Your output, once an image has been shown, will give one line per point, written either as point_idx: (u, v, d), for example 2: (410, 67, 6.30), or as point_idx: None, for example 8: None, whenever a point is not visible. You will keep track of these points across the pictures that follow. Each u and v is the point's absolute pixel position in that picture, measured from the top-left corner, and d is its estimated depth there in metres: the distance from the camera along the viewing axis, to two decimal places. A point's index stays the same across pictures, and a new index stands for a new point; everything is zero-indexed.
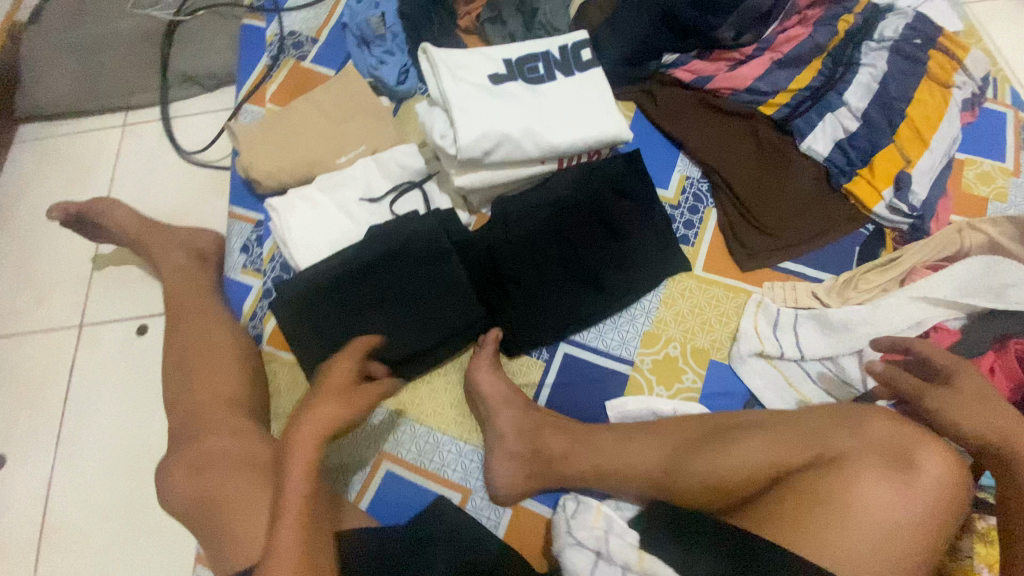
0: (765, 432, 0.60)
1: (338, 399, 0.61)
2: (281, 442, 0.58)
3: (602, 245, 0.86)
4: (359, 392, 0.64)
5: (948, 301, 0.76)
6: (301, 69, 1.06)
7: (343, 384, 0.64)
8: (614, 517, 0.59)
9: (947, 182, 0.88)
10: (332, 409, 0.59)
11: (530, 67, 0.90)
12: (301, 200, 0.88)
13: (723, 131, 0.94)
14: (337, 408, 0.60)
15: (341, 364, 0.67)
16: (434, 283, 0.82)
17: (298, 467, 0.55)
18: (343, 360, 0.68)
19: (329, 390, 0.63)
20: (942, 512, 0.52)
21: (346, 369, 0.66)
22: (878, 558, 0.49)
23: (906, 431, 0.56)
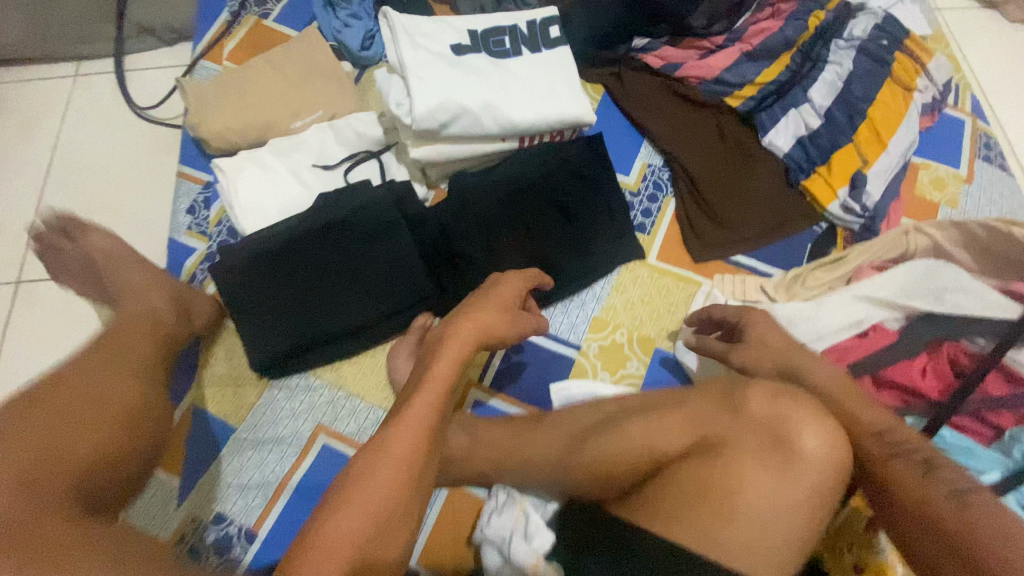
0: (651, 417, 0.57)
1: (503, 315, 0.61)
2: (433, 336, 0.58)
3: (558, 227, 0.84)
4: (520, 316, 0.64)
5: (890, 300, 0.76)
6: (263, 27, 1.02)
7: (512, 300, 0.64)
8: (531, 516, 0.62)
9: (901, 185, 0.88)
10: (494, 319, 0.59)
11: (495, 40, 0.87)
12: (251, 162, 0.85)
13: (688, 121, 0.94)
14: (501, 320, 0.60)
15: (512, 280, 0.67)
16: (383, 258, 0.80)
17: (454, 351, 0.54)
18: (513, 278, 0.67)
19: (499, 304, 0.62)
20: (830, 494, 0.51)
21: (517, 288, 0.66)
22: (764, 550, 0.48)
23: (786, 403, 0.54)
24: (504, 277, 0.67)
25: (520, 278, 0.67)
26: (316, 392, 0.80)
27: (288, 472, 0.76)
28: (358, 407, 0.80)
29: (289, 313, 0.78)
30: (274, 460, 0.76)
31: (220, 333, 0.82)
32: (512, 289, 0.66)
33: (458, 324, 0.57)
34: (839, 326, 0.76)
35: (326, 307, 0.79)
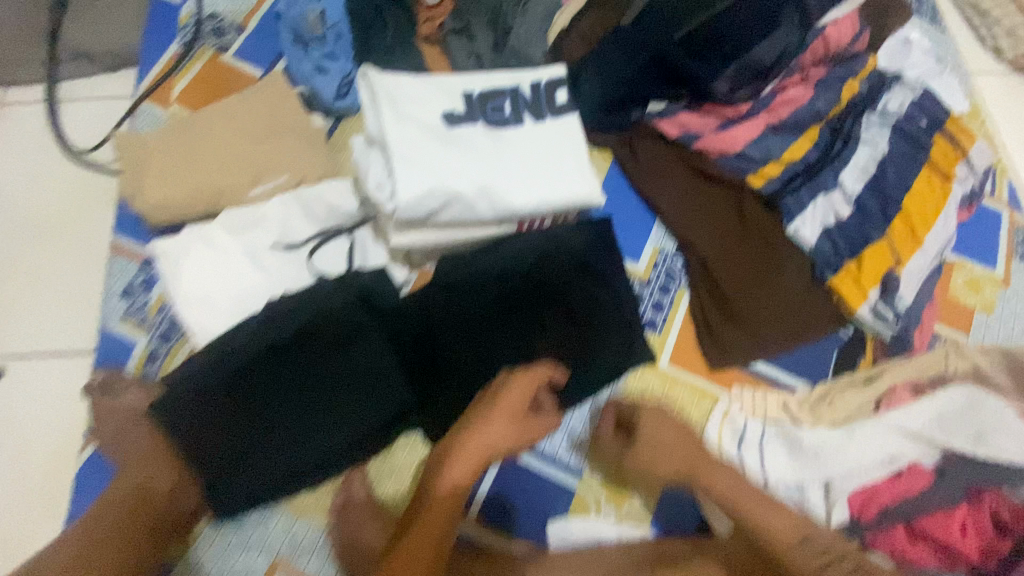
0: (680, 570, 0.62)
1: (509, 422, 0.60)
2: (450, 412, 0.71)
3: (560, 332, 0.73)
4: (532, 423, 0.62)
5: (923, 436, 0.69)
6: (220, 63, 0.87)
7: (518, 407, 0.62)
8: None
9: (935, 286, 0.81)
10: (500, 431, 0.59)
11: (494, 105, 0.75)
12: (200, 242, 0.72)
13: (704, 203, 0.84)
14: (506, 434, 0.60)
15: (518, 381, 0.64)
16: (355, 369, 0.69)
17: (465, 462, 0.57)
18: (519, 378, 0.64)
19: (508, 415, 0.61)
20: None
21: (523, 390, 0.63)
22: None
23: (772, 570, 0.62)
24: (508, 378, 0.64)
25: (530, 379, 0.64)
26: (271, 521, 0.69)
27: None
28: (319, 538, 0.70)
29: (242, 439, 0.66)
30: None
31: None
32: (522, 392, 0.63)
33: (462, 438, 0.59)
34: (872, 461, 0.69)
35: (287, 431, 0.67)
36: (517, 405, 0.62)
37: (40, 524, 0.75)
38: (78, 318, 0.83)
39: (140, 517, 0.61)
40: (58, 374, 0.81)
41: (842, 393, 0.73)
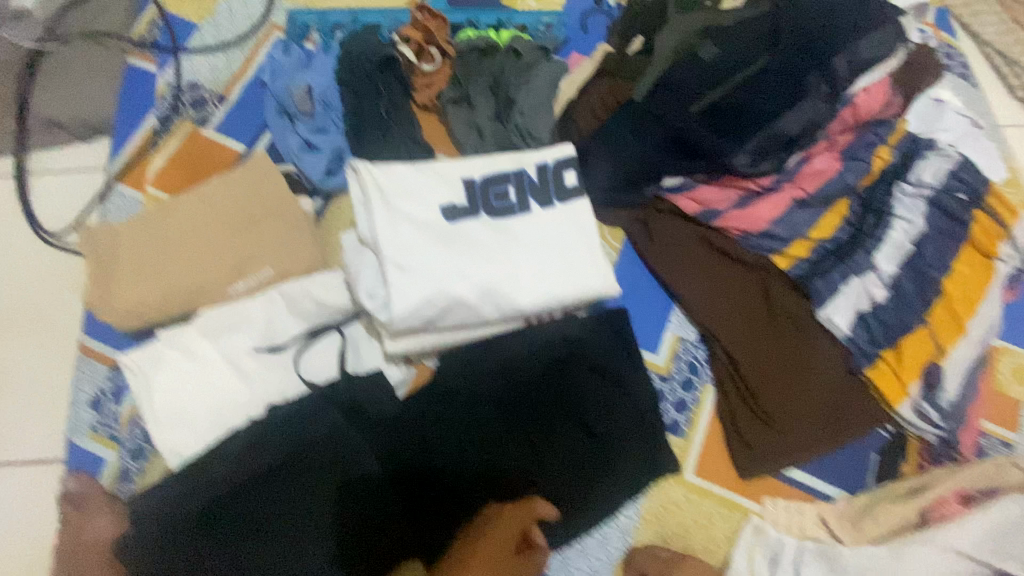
0: None
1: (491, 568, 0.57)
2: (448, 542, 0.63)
3: (574, 446, 0.66)
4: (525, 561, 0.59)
5: (977, 559, 0.60)
6: (201, 138, 0.81)
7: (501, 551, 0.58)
8: None
9: (982, 378, 0.74)
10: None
11: (497, 191, 0.69)
12: (173, 350, 0.65)
13: (727, 286, 0.77)
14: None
15: (506, 517, 0.61)
16: (342, 498, 0.61)
17: None
18: (508, 512, 0.61)
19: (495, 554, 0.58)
20: None
21: (510, 528, 0.60)
22: None
23: None
24: (497, 511, 0.61)
25: (521, 511, 0.61)
26: None
27: None
28: None
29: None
30: None
31: None
32: (505, 533, 0.59)
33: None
34: None
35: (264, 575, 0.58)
36: (503, 545, 0.59)
37: None
38: (48, 422, 0.76)
39: None
40: (24, 487, 0.74)
41: (885, 505, 0.66)
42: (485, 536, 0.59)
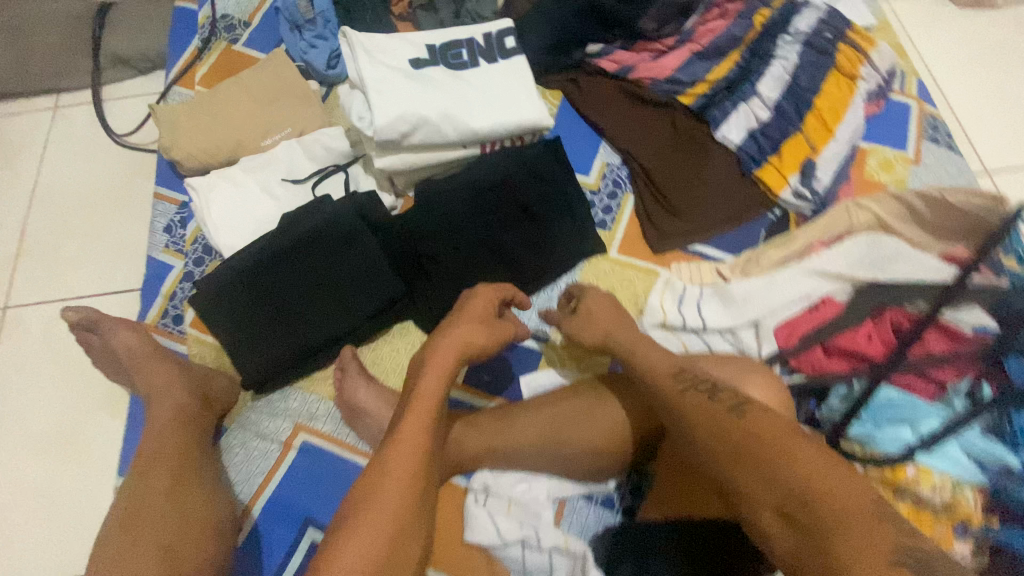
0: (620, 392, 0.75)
1: (480, 325, 0.70)
2: (433, 298, 0.85)
3: (523, 228, 0.88)
4: (496, 325, 0.72)
5: (840, 274, 0.79)
6: (232, 52, 1.06)
7: (484, 311, 0.71)
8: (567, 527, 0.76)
9: (850, 168, 0.92)
10: (472, 331, 0.68)
11: (453, 53, 0.91)
12: (222, 180, 0.89)
13: (643, 121, 0.97)
14: (476, 333, 0.69)
15: (482, 293, 0.73)
16: (351, 264, 0.84)
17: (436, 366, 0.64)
18: (484, 290, 0.74)
19: (476, 316, 0.70)
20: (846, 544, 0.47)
21: (487, 299, 0.72)
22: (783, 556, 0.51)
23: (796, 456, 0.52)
24: (472, 291, 0.73)
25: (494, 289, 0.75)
26: (288, 398, 0.85)
27: (266, 478, 0.80)
28: (332, 407, 0.85)
29: (263, 325, 0.82)
30: (253, 470, 0.80)
31: (206, 348, 0.88)
32: (484, 302, 0.73)
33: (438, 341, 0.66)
34: (787, 301, 0.80)
35: (298, 319, 0.83)
36: (481, 312, 0.71)
37: (110, 420, 0.91)
38: (127, 265, 1.00)
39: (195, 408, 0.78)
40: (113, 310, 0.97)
41: (768, 257, 0.84)
42: (464, 307, 0.71)
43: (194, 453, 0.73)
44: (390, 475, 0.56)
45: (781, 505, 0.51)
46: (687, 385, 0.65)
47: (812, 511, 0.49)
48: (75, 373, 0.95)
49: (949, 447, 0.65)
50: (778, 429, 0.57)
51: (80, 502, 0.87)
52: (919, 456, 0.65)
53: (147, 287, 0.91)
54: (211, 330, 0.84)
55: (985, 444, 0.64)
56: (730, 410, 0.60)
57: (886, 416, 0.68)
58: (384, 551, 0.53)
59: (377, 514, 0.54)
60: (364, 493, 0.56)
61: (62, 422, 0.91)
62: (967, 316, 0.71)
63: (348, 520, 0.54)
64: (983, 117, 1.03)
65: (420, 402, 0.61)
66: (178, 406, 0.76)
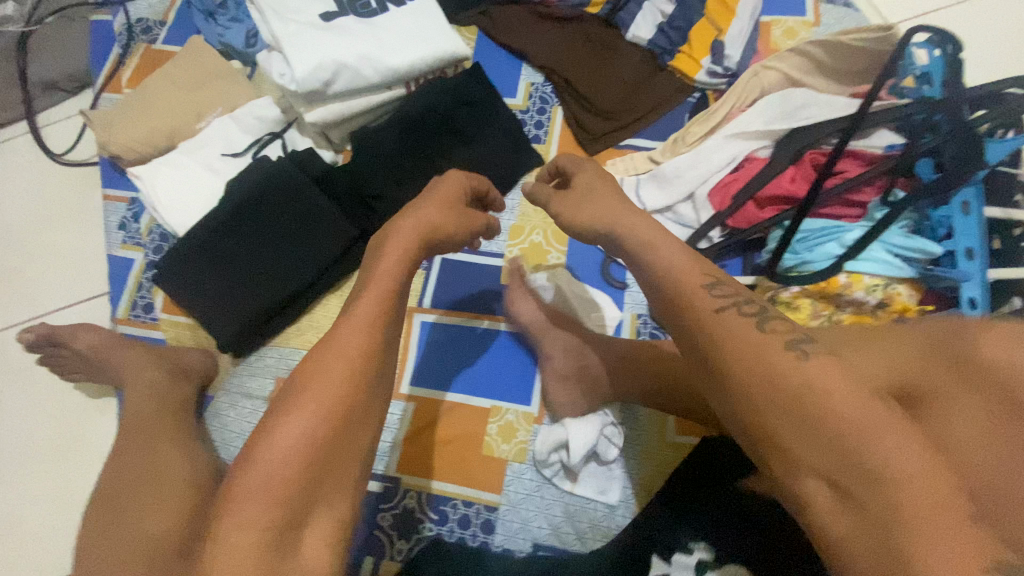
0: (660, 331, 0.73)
1: (450, 211, 0.64)
2: None
3: (459, 152, 0.92)
4: (466, 213, 0.67)
5: (759, 131, 0.83)
6: (153, 52, 1.08)
7: (457, 197, 0.66)
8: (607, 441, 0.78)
9: (756, 42, 0.97)
10: (441, 217, 0.63)
11: (361, 3, 0.93)
12: (165, 166, 0.92)
13: (557, 36, 1.00)
14: (450, 215, 0.64)
15: (454, 177, 0.68)
16: (302, 215, 0.87)
17: (392, 253, 0.59)
18: (456, 173, 0.68)
19: (446, 198, 0.65)
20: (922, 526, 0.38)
21: (462, 181, 0.68)
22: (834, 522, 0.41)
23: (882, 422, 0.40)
24: (446, 173, 0.68)
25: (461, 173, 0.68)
26: (267, 355, 0.88)
27: None
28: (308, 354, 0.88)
29: (229, 289, 0.85)
30: (244, 429, 0.84)
31: (180, 328, 0.90)
32: (459, 184, 0.68)
33: (400, 220, 0.61)
34: (715, 168, 0.84)
35: (262, 276, 0.86)
36: (453, 194, 0.66)
37: (102, 418, 0.94)
38: (92, 272, 1.03)
39: (172, 382, 0.79)
40: (86, 317, 1.00)
41: (697, 132, 0.87)
42: (438, 189, 0.67)
43: (176, 420, 0.75)
44: (335, 360, 0.52)
45: (833, 476, 0.41)
46: (728, 302, 0.50)
47: (882, 494, 0.39)
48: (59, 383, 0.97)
49: (873, 249, 0.69)
50: (846, 384, 0.43)
51: (88, 495, 0.90)
52: (849, 264, 0.69)
53: (112, 285, 0.93)
54: (181, 308, 0.88)
55: (907, 240, 0.68)
56: (789, 345, 0.46)
57: (814, 237, 0.72)
58: (323, 438, 0.49)
59: (317, 401, 0.49)
60: (304, 379, 0.51)
61: (56, 429, 0.94)
62: (877, 137, 0.76)
63: (290, 400, 0.50)
64: None
65: (382, 273, 0.57)
66: (156, 384, 0.78)
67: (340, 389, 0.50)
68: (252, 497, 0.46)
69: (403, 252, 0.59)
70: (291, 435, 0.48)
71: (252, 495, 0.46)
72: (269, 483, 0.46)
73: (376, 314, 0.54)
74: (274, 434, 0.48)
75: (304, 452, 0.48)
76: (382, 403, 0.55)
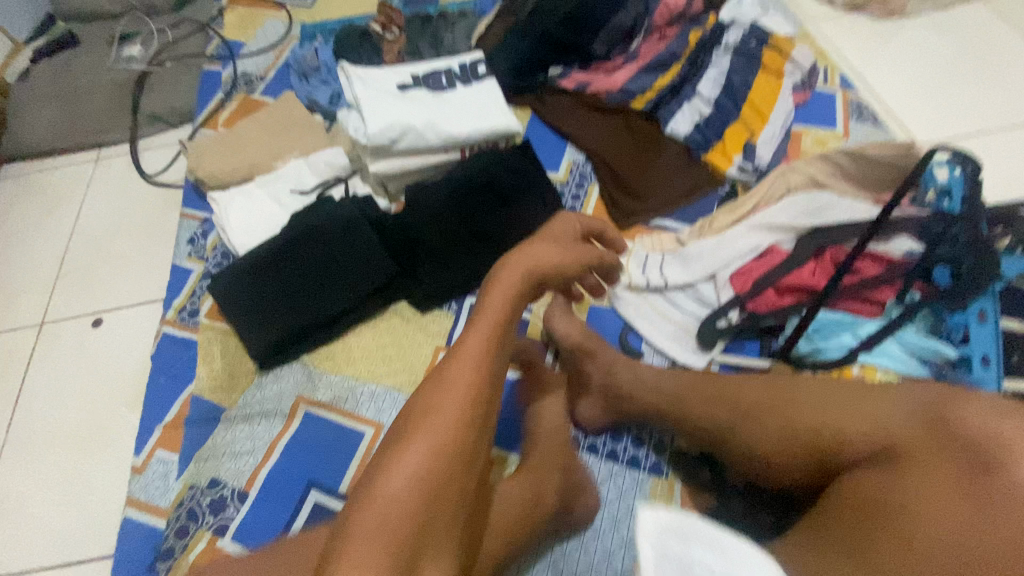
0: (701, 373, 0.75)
1: (558, 247, 0.64)
2: (426, 279, 0.97)
3: (500, 212, 1.00)
4: (574, 249, 0.67)
5: (782, 225, 0.88)
6: (251, 99, 1.25)
7: (566, 239, 0.69)
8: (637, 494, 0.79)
9: (787, 148, 1.05)
10: (546, 249, 0.62)
11: (433, 79, 1.07)
12: (240, 194, 1.04)
13: (600, 123, 1.11)
14: (554, 251, 0.63)
15: (563, 220, 0.72)
16: (353, 250, 0.95)
17: (505, 281, 0.56)
18: (564, 217, 0.72)
19: (555, 238, 0.66)
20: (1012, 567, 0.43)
21: (568, 225, 0.71)
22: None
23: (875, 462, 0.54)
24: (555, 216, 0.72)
25: (569, 216, 0.72)
26: (289, 372, 0.93)
27: (273, 445, 0.86)
28: (333, 380, 0.92)
29: (270, 309, 0.92)
30: (258, 441, 0.86)
31: (215, 335, 0.96)
32: (565, 226, 0.71)
33: (509, 257, 0.60)
34: (739, 253, 0.88)
35: (304, 303, 0.93)
36: (556, 236, 0.68)
37: (129, 414, 0.98)
38: (152, 280, 1.12)
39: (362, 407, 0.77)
40: (138, 319, 1.08)
41: (724, 219, 0.92)
42: (547, 229, 0.70)
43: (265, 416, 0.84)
44: (448, 393, 0.47)
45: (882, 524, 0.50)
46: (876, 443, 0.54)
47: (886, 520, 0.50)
48: (101, 377, 1.03)
49: (888, 346, 0.73)
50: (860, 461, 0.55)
51: (97, 490, 0.92)
52: (861, 356, 0.73)
53: (171, 291, 1.02)
54: (223, 318, 0.95)
55: (924, 342, 0.72)
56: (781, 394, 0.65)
57: (831, 328, 0.76)
58: (437, 482, 0.43)
59: (429, 443, 0.44)
60: (415, 422, 0.46)
61: (86, 420, 0.98)
62: (899, 241, 0.80)
63: (397, 443, 0.45)
64: (908, 100, 1.17)
65: (488, 310, 0.54)
66: None
67: (454, 422, 0.46)
68: (368, 536, 0.39)
69: (514, 292, 0.56)
70: (406, 473, 0.43)
71: (378, 506, 0.41)
72: (389, 526, 0.40)
73: (487, 343, 0.51)
74: (388, 478, 0.42)
75: (423, 487, 0.42)
76: (482, 451, 0.49)
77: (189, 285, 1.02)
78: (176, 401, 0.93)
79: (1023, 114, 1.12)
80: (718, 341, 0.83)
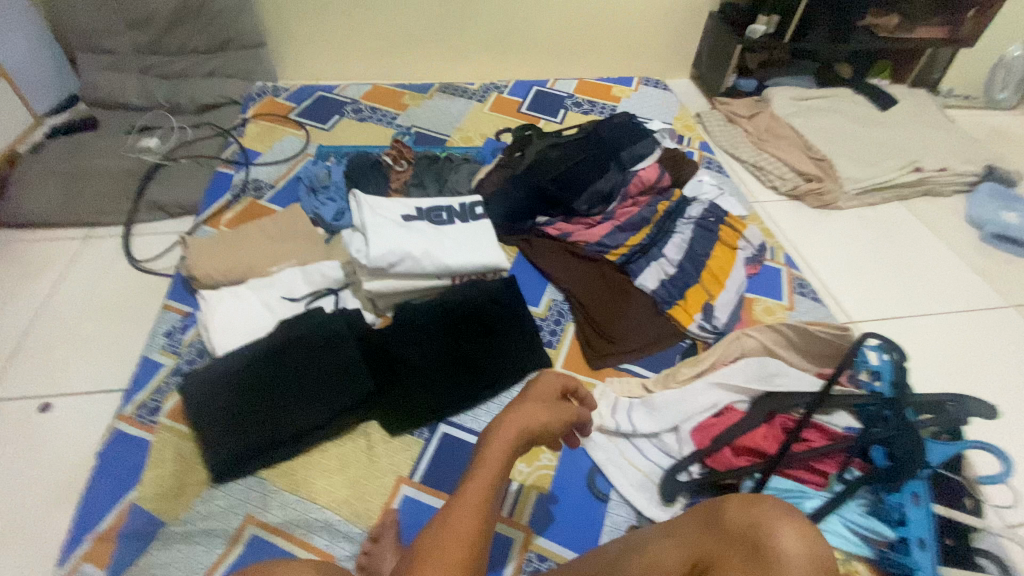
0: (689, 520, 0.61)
1: (544, 406, 0.64)
2: (403, 400, 0.98)
3: (483, 341, 1.06)
4: (561, 406, 0.67)
5: (736, 387, 0.96)
6: (258, 204, 1.33)
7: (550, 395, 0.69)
8: None
9: (740, 313, 1.18)
10: (538, 408, 0.63)
11: (434, 214, 1.19)
12: (230, 295, 1.06)
13: (579, 270, 1.23)
14: (542, 408, 0.64)
15: (549, 376, 0.72)
16: (334, 364, 0.96)
17: (500, 439, 0.57)
18: (549, 373, 0.72)
19: (540, 395, 0.68)
20: None
21: (553, 382, 0.72)
22: None
23: None
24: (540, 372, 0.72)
25: (561, 375, 0.73)
26: (243, 487, 0.89)
27: (210, 570, 0.80)
28: (288, 501, 0.89)
29: (238, 419, 0.90)
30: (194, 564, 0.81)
31: (173, 438, 0.92)
32: (552, 383, 0.72)
33: (503, 416, 0.60)
34: (699, 407, 0.95)
35: (276, 415, 0.92)
36: (550, 394, 0.70)
37: (51, 518, 0.89)
38: (115, 368, 1.09)
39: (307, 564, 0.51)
40: (88, 409, 1.03)
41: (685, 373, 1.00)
42: (534, 384, 0.70)
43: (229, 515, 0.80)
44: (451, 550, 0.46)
45: None
46: None
47: None
48: (31, 470, 0.95)
49: (833, 522, 0.81)
50: None
51: None
52: None
53: (137, 384, 1.00)
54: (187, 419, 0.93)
55: (863, 520, 0.80)
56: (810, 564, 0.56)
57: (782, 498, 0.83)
58: None
59: None
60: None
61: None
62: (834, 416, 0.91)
63: None
64: (842, 282, 1.36)
65: (487, 463, 0.55)
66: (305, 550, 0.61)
67: None
68: None
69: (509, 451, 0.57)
70: None
71: None
72: None
73: (483, 494, 0.51)
74: None
75: None
76: None
77: (156, 379, 1.00)
78: (111, 506, 0.86)
79: (933, 306, 1.32)
80: (681, 494, 0.87)
